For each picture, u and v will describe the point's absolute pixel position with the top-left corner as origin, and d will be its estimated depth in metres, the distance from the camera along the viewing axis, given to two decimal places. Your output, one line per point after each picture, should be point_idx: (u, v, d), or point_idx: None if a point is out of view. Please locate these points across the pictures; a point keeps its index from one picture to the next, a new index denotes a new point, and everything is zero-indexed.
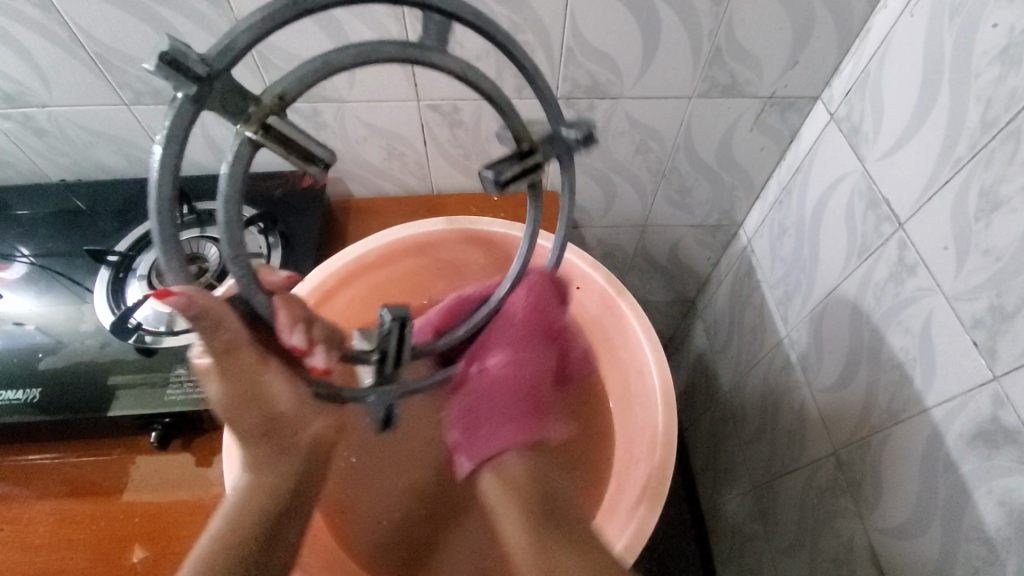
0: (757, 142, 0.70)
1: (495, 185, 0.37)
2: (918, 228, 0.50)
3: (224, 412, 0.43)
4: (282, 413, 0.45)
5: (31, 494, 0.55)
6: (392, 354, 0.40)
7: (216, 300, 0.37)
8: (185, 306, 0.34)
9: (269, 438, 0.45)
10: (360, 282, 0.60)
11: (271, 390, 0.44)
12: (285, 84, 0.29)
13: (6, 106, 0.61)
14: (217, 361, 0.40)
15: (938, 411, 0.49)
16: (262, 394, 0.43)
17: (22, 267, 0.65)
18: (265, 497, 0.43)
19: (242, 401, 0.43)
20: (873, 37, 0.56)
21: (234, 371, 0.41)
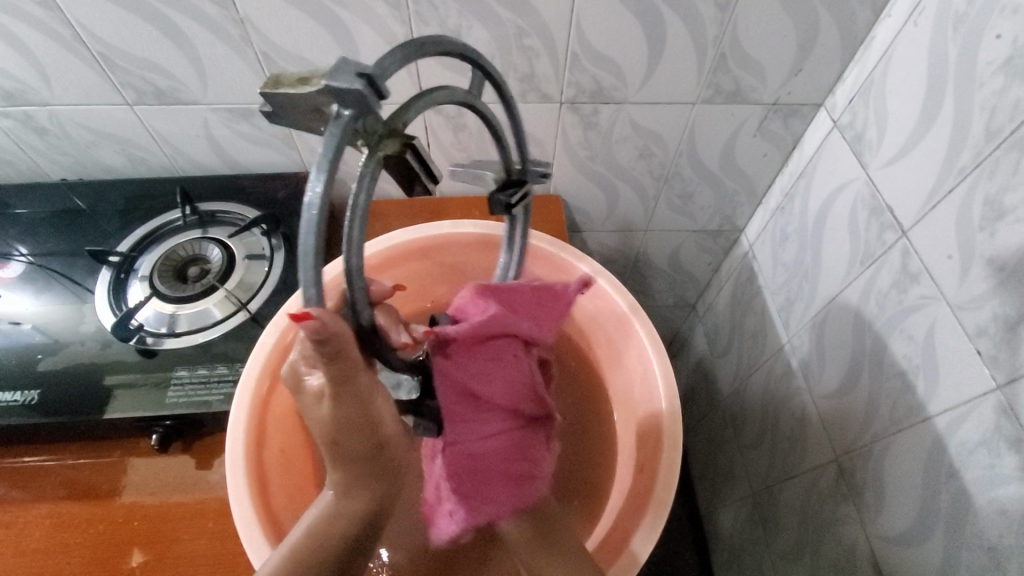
0: (759, 149, 0.70)
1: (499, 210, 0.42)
2: (921, 237, 0.51)
3: (325, 437, 0.34)
4: (387, 440, 0.36)
5: (28, 496, 0.54)
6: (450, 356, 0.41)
7: (341, 318, 0.29)
8: (318, 330, 0.27)
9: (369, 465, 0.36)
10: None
11: (381, 415, 0.35)
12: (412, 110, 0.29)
13: (7, 104, 0.61)
14: (333, 384, 0.31)
15: (941, 419, 0.49)
16: (376, 423, 0.34)
17: (19, 266, 0.64)
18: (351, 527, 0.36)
19: (346, 428, 0.33)
20: (877, 45, 0.56)
21: (348, 396, 0.32)
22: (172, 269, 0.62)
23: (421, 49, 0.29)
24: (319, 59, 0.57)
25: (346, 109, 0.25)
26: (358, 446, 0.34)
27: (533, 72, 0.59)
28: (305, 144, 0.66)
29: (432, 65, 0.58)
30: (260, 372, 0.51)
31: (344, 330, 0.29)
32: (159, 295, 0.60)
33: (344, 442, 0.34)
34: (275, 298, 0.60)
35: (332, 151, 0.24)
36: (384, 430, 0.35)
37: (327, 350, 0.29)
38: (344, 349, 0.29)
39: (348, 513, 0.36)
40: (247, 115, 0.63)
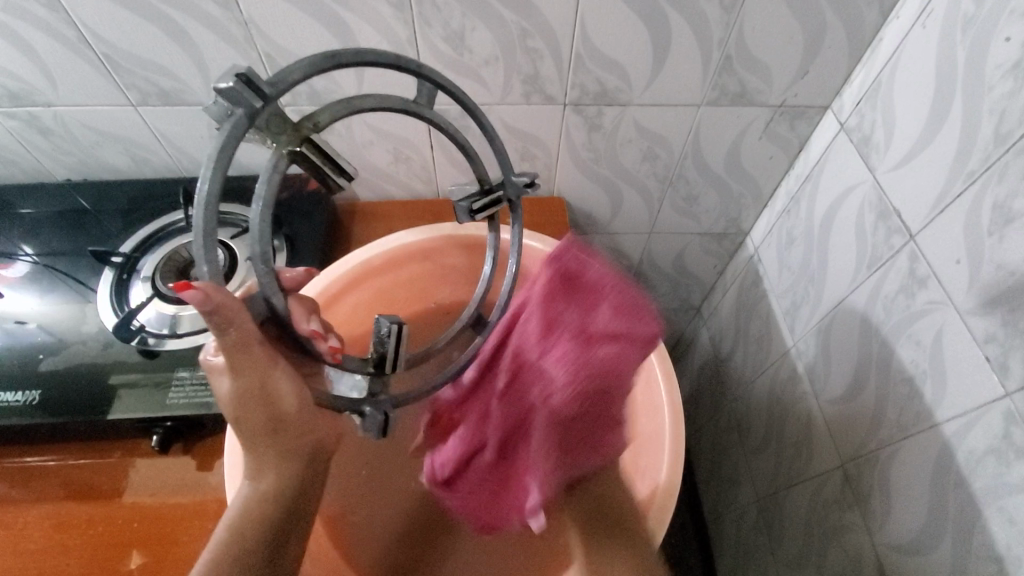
0: (765, 152, 0.70)
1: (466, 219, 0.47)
2: (929, 241, 0.50)
3: (230, 413, 0.38)
4: (291, 419, 0.38)
5: (30, 496, 0.54)
6: (390, 360, 0.40)
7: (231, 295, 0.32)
8: (201, 302, 0.30)
9: (278, 442, 0.39)
10: (366, 289, 0.59)
11: (281, 393, 0.37)
12: (321, 114, 0.33)
13: (12, 105, 0.61)
14: (226, 358, 0.34)
15: (949, 426, 0.48)
16: (276, 400, 0.37)
17: (24, 266, 0.64)
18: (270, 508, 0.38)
19: (245, 401, 0.37)
20: (885, 47, 0.55)
21: (243, 369, 0.35)
22: (175, 270, 0.62)
23: (340, 59, 0.32)
24: None
25: (238, 107, 0.30)
26: (261, 421, 0.37)
27: (537, 73, 0.59)
28: None
29: (435, 67, 0.58)
30: None
31: (221, 294, 0.31)
32: (161, 295, 0.60)
33: (256, 417, 0.37)
34: None
35: (216, 145, 0.29)
36: (286, 409, 0.38)
37: (216, 322, 0.32)
38: (231, 319, 0.32)
39: (261, 489, 0.39)
40: None
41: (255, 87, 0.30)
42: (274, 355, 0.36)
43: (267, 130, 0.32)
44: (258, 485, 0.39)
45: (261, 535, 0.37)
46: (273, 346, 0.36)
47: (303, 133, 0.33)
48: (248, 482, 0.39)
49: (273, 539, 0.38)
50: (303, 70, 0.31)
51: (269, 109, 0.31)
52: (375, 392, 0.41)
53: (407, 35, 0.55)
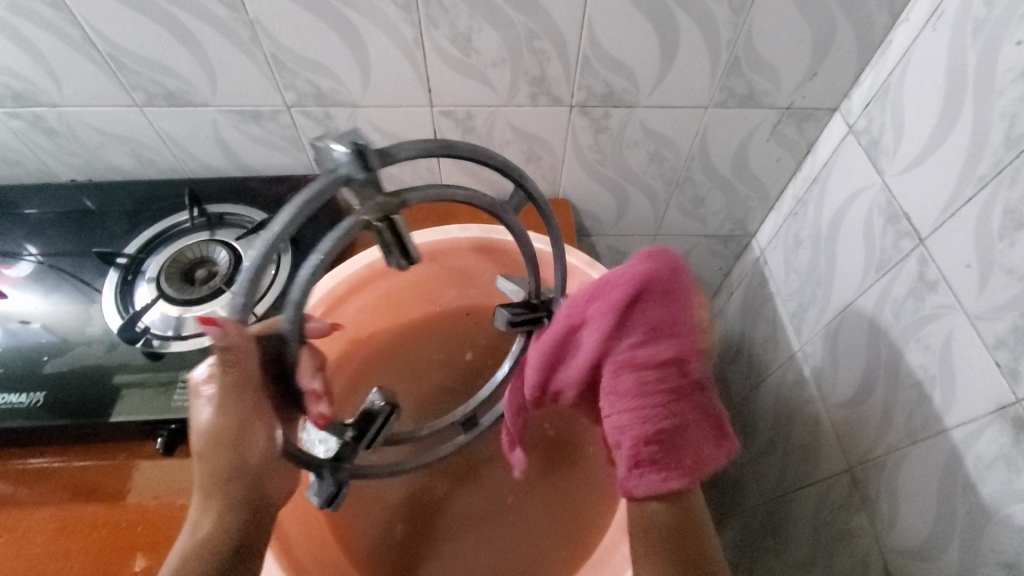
0: (772, 154, 0.69)
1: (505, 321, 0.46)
2: (939, 245, 0.50)
3: (198, 449, 0.37)
4: (255, 469, 0.38)
5: (34, 498, 0.54)
6: (366, 437, 0.42)
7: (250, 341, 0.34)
8: (219, 336, 0.32)
9: (231, 492, 0.37)
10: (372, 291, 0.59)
11: (254, 441, 0.37)
12: (418, 197, 0.33)
13: (17, 105, 0.61)
14: (220, 392, 0.35)
15: (958, 431, 0.48)
16: (246, 445, 0.37)
17: (28, 266, 0.64)
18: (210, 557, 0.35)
19: (219, 442, 0.36)
20: (894, 49, 0.55)
21: (229, 408, 0.35)
22: (180, 271, 0.62)
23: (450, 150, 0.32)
24: (329, 62, 0.56)
25: (339, 168, 0.29)
26: (225, 462, 0.36)
27: (544, 75, 0.58)
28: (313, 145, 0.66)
29: (441, 68, 0.57)
30: None
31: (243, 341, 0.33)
32: (165, 297, 0.60)
33: (221, 455, 0.36)
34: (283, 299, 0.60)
35: (306, 196, 0.28)
36: (253, 459, 0.37)
37: (223, 359, 0.34)
38: (243, 360, 0.34)
39: (206, 537, 0.36)
40: (256, 117, 0.62)
41: (366, 162, 0.29)
42: (265, 405, 0.36)
43: (359, 194, 0.30)
44: (201, 528, 0.36)
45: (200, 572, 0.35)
46: (266, 396, 0.36)
47: (387, 209, 0.31)
48: (188, 529, 0.37)
49: None
50: (412, 150, 0.30)
51: (364, 180, 0.29)
52: (345, 460, 0.41)
53: (414, 36, 0.54)
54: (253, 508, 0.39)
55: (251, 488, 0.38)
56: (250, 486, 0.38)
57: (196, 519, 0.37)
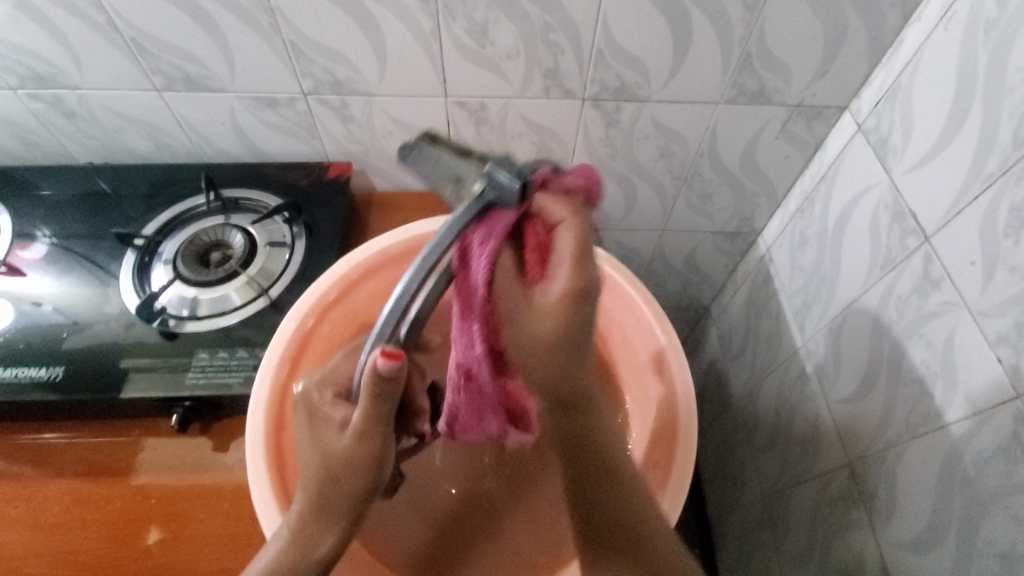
0: (781, 151, 0.70)
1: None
2: (944, 242, 0.50)
3: (325, 465, 0.39)
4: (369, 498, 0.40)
5: (49, 472, 0.55)
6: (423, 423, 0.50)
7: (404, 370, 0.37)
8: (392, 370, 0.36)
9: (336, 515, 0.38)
10: (387, 278, 0.60)
11: (380, 470, 0.40)
12: None
13: (38, 86, 0.62)
14: (366, 420, 0.38)
15: (958, 426, 0.49)
16: (376, 475, 0.39)
17: (44, 247, 0.65)
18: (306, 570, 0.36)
19: (350, 468, 0.38)
20: (905, 49, 0.55)
21: (369, 437, 0.39)
22: (195, 253, 0.63)
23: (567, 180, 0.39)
24: (346, 50, 0.57)
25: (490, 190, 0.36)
26: (349, 489, 0.38)
27: (557, 67, 0.59)
28: (327, 132, 0.67)
29: (457, 59, 0.58)
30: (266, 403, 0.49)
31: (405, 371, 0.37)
32: (181, 278, 0.61)
33: (345, 478, 0.38)
34: (296, 284, 0.61)
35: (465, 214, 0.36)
36: (373, 488, 0.40)
37: (379, 391, 0.37)
38: (395, 394, 0.38)
39: (311, 550, 0.37)
40: (272, 103, 0.63)
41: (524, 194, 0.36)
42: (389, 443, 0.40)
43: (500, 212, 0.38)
44: (316, 547, 0.37)
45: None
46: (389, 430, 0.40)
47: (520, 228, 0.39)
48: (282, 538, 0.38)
49: None
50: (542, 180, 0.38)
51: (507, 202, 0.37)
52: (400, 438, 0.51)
53: (430, 27, 0.55)
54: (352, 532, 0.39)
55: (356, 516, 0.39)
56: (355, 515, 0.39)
57: (315, 537, 0.37)
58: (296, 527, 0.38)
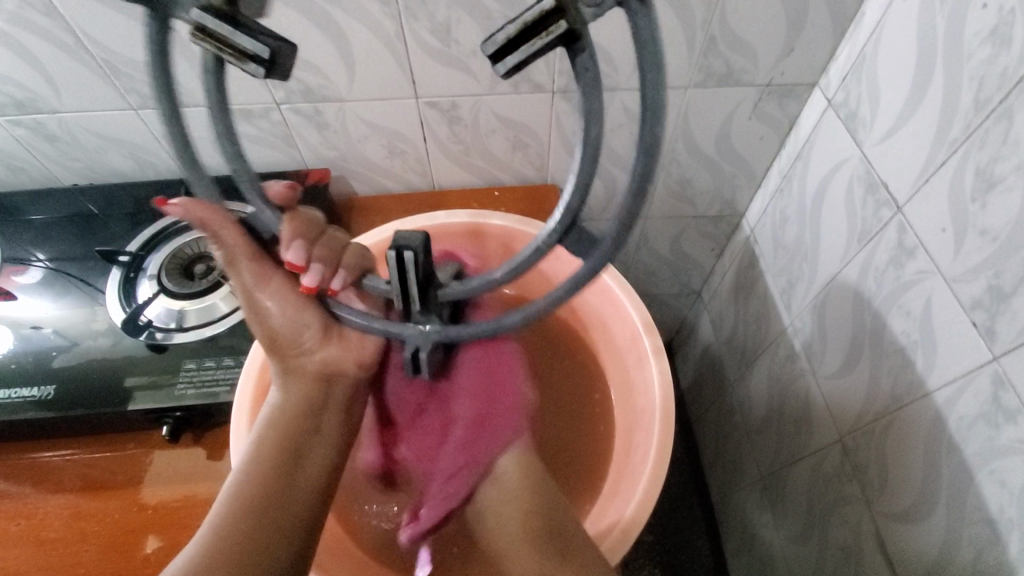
0: (755, 131, 0.70)
1: (515, 57, 0.26)
2: (915, 212, 0.50)
3: (264, 330, 0.50)
4: (282, 340, 0.50)
5: (49, 488, 0.56)
6: (401, 293, 0.40)
7: (216, 213, 0.43)
8: (179, 213, 0.42)
9: (291, 369, 0.50)
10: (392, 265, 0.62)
11: (264, 309, 0.49)
12: None
13: (18, 113, 0.63)
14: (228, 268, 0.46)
15: (940, 394, 0.49)
16: (263, 316, 0.49)
17: (37, 272, 0.66)
18: (285, 418, 0.47)
19: (253, 318, 0.50)
20: (867, 22, 0.56)
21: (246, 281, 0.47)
22: (180, 268, 0.64)
23: None
24: (315, 58, 0.58)
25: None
26: (273, 323, 0.50)
27: None
28: (304, 142, 0.68)
29: (425, 60, 0.59)
30: (252, 391, 0.53)
31: (237, 229, 0.44)
32: (167, 292, 0.62)
33: (288, 352, 0.50)
34: None
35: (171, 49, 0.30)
36: (277, 329, 0.50)
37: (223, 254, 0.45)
38: (235, 253, 0.45)
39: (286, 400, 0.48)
40: (247, 115, 0.64)
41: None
42: (267, 276, 0.48)
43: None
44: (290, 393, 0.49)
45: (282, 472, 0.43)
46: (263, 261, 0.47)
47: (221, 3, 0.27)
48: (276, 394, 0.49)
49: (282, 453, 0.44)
50: None
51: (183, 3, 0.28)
52: (421, 322, 0.44)
53: (395, 30, 0.56)
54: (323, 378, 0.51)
55: (296, 354, 0.51)
56: (295, 353, 0.51)
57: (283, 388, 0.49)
58: (281, 388, 0.49)
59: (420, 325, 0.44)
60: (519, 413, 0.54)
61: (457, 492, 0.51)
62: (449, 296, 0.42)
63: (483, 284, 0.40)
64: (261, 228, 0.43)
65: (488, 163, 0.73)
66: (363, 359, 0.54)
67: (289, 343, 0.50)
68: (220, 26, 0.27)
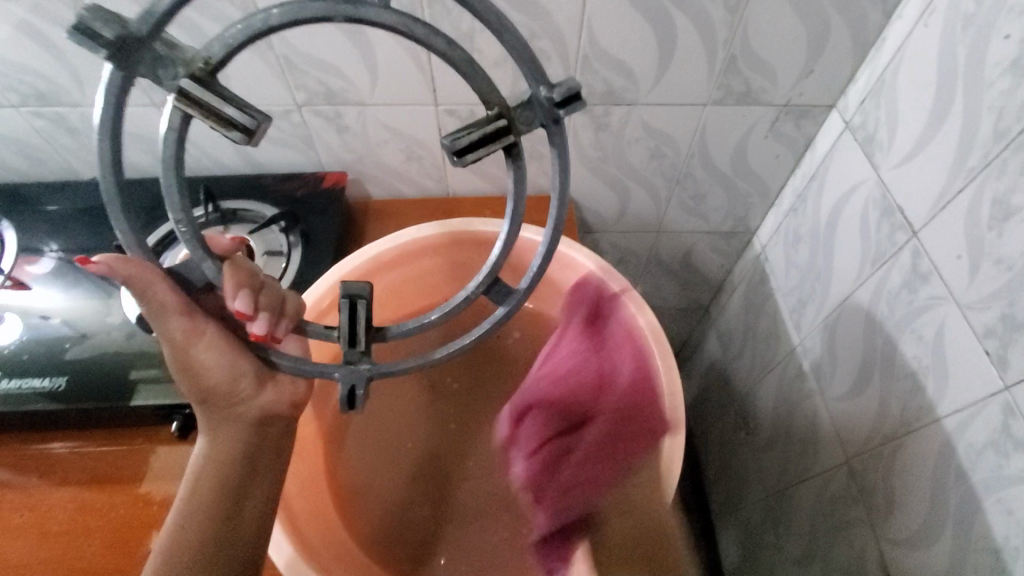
0: (771, 150, 0.71)
1: (474, 156, 0.32)
2: (931, 237, 0.51)
3: (192, 380, 0.46)
4: (217, 388, 0.47)
5: (55, 481, 0.56)
6: (345, 336, 0.39)
7: (150, 270, 0.41)
8: (105, 271, 0.39)
9: (219, 415, 0.47)
10: (372, 284, 0.61)
11: (198, 360, 0.46)
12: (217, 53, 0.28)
13: (41, 105, 0.64)
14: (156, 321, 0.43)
15: (950, 420, 0.49)
16: (194, 364, 0.46)
17: (50, 262, 0.67)
18: (220, 465, 0.45)
19: (182, 368, 0.46)
20: (887, 46, 0.56)
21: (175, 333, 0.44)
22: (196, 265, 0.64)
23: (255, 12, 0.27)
24: (338, 62, 0.59)
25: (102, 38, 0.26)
26: (205, 376, 0.46)
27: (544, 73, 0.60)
28: (323, 144, 0.68)
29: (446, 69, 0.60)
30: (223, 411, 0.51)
31: (169, 282, 0.42)
32: None
33: (224, 402, 0.47)
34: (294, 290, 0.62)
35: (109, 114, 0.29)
36: (208, 377, 0.46)
37: (153, 309, 0.43)
38: (172, 305, 0.42)
39: (220, 446, 0.46)
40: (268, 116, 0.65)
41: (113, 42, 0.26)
42: (201, 325, 0.45)
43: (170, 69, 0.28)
44: (226, 438, 0.47)
45: (222, 520, 0.43)
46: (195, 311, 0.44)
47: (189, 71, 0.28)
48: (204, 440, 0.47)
49: (223, 498, 0.44)
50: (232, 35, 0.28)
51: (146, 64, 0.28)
52: (352, 361, 0.40)
53: (419, 38, 0.56)
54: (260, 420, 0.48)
55: (230, 402, 0.48)
56: (228, 400, 0.47)
57: (217, 432, 0.47)
58: (210, 433, 0.47)
59: (350, 363, 0.40)
60: (625, 397, 0.52)
61: (608, 476, 0.48)
62: (396, 334, 0.41)
63: (412, 322, 0.42)
64: (195, 277, 0.40)
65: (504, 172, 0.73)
66: (301, 398, 0.51)
67: (223, 390, 0.47)
68: (206, 93, 0.28)
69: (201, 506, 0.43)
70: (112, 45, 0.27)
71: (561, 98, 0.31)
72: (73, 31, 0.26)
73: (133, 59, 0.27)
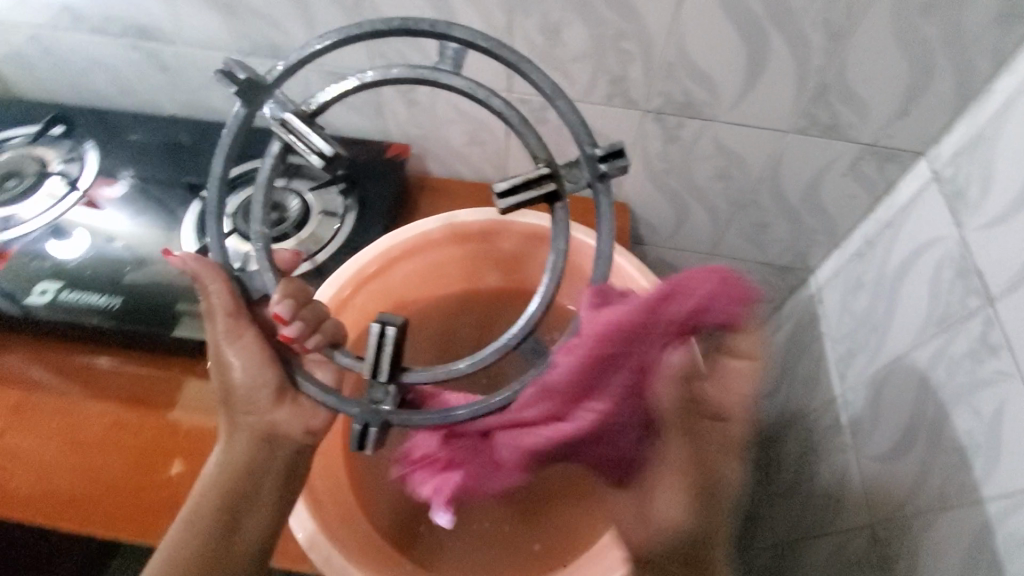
0: (847, 189, 0.67)
1: (513, 200, 0.39)
2: (1008, 309, 0.47)
3: (225, 387, 0.50)
4: (240, 394, 0.50)
5: (94, 394, 0.59)
6: (370, 363, 0.42)
7: (219, 270, 0.47)
8: (179, 262, 0.46)
9: (241, 423, 0.50)
10: (417, 258, 0.62)
11: (228, 363, 0.50)
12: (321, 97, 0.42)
13: (139, 38, 0.67)
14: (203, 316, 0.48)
15: (994, 505, 0.46)
16: (225, 365, 0.50)
17: (125, 185, 0.70)
18: (226, 476, 0.48)
19: (216, 363, 0.50)
20: (995, 98, 0.52)
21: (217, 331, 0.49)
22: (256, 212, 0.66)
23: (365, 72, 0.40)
24: (421, 35, 0.59)
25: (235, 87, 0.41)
26: (231, 384, 0.50)
27: (625, 76, 0.59)
28: (392, 114, 0.69)
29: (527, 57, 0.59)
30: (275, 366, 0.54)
31: (228, 284, 0.47)
32: (238, 232, 0.64)
33: (243, 410, 0.50)
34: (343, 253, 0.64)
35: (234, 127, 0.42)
36: (236, 382, 0.50)
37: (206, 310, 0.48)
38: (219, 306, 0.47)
39: (229, 458, 0.49)
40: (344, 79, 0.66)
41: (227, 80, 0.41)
42: (239, 328, 0.49)
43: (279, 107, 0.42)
44: (236, 450, 0.50)
45: (223, 530, 0.46)
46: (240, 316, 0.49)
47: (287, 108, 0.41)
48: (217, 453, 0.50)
49: (223, 509, 0.47)
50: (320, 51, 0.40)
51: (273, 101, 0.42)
52: (375, 398, 0.43)
53: (505, 22, 0.56)
54: (264, 438, 0.50)
55: (247, 412, 0.50)
56: (245, 410, 0.50)
57: (227, 445, 0.50)
58: (223, 444, 0.50)
59: (375, 398, 0.44)
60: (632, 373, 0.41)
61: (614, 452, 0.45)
62: (416, 378, 0.44)
63: (428, 374, 0.44)
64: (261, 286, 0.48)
65: (566, 169, 0.72)
66: (317, 424, 0.52)
67: (245, 400, 0.50)
68: (294, 120, 0.40)
69: (204, 520, 0.46)
70: (243, 87, 0.41)
71: (605, 151, 0.40)
72: (220, 76, 0.41)
73: (254, 95, 0.41)
